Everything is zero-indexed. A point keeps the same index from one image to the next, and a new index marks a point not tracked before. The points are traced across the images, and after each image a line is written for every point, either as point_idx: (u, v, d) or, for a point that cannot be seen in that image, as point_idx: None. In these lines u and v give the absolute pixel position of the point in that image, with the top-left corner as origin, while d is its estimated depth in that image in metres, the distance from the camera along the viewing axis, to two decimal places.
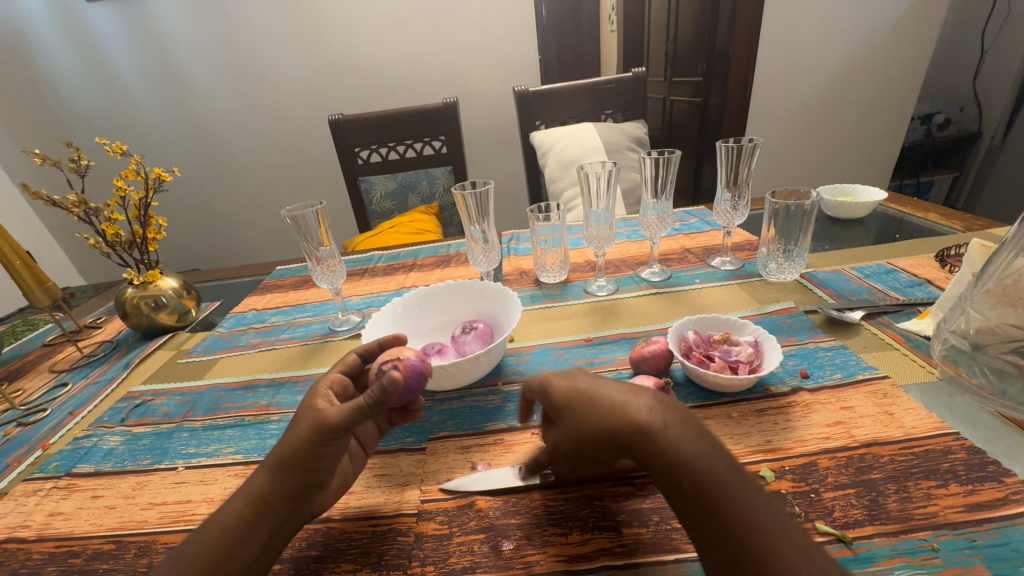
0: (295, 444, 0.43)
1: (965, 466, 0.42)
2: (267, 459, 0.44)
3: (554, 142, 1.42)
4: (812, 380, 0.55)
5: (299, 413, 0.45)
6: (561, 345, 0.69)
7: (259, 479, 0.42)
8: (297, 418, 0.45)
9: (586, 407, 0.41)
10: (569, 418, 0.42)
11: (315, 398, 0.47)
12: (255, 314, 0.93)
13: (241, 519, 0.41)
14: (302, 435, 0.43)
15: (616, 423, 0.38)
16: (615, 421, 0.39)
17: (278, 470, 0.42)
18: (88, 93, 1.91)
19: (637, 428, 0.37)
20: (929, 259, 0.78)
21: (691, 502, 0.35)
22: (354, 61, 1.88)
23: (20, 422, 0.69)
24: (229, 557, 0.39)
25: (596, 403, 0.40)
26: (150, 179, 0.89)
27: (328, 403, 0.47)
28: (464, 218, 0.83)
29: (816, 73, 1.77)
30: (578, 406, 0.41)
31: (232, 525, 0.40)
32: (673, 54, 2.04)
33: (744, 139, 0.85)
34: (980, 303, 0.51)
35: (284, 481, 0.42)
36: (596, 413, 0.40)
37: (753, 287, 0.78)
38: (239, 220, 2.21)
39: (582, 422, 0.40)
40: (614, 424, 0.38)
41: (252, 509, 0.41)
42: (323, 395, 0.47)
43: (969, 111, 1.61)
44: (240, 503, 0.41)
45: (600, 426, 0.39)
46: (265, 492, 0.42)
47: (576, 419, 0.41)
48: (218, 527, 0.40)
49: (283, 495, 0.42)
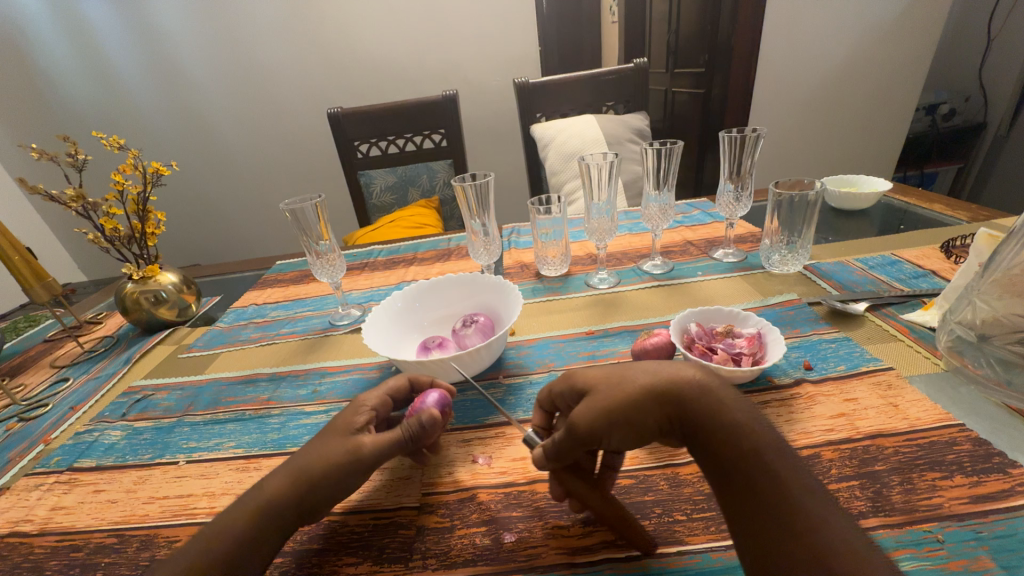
0: (327, 462, 0.42)
1: (971, 458, 0.42)
2: (294, 464, 0.43)
3: (555, 134, 1.40)
4: (816, 371, 0.54)
5: (335, 427, 0.45)
6: (563, 337, 0.69)
7: (280, 483, 0.42)
8: (336, 436, 0.44)
9: (631, 374, 0.40)
10: (606, 389, 0.39)
11: (354, 412, 0.46)
12: (256, 308, 0.93)
13: (252, 521, 0.40)
14: (340, 453, 0.43)
15: (664, 385, 0.38)
16: (662, 382, 0.38)
17: (300, 476, 0.42)
18: (84, 88, 1.89)
19: (688, 385, 0.37)
20: (934, 250, 0.77)
21: (743, 464, 0.34)
22: (353, 54, 1.86)
23: (22, 417, 0.70)
24: (237, 558, 0.38)
25: (640, 370, 0.40)
26: (148, 173, 0.88)
27: (369, 426, 0.46)
28: (464, 211, 0.82)
29: (819, 65, 1.75)
30: (626, 377, 0.39)
31: (244, 527, 0.39)
32: (675, 44, 2.02)
33: (747, 129, 0.84)
34: (986, 293, 0.50)
35: (303, 488, 0.41)
36: (637, 379, 0.39)
37: (755, 279, 0.77)
38: (239, 214, 2.20)
39: (627, 390, 0.38)
40: (661, 385, 0.38)
41: (264, 511, 0.40)
42: (363, 410, 0.47)
43: (974, 102, 1.65)
44: (254, 506, 0.41)
45: (657, 391, 0.38)
46: (280, 497, 0.41)
47: (617, 388, 0.39)
48: (226, 530, 0.39)
49: (297, 499, 0.41)
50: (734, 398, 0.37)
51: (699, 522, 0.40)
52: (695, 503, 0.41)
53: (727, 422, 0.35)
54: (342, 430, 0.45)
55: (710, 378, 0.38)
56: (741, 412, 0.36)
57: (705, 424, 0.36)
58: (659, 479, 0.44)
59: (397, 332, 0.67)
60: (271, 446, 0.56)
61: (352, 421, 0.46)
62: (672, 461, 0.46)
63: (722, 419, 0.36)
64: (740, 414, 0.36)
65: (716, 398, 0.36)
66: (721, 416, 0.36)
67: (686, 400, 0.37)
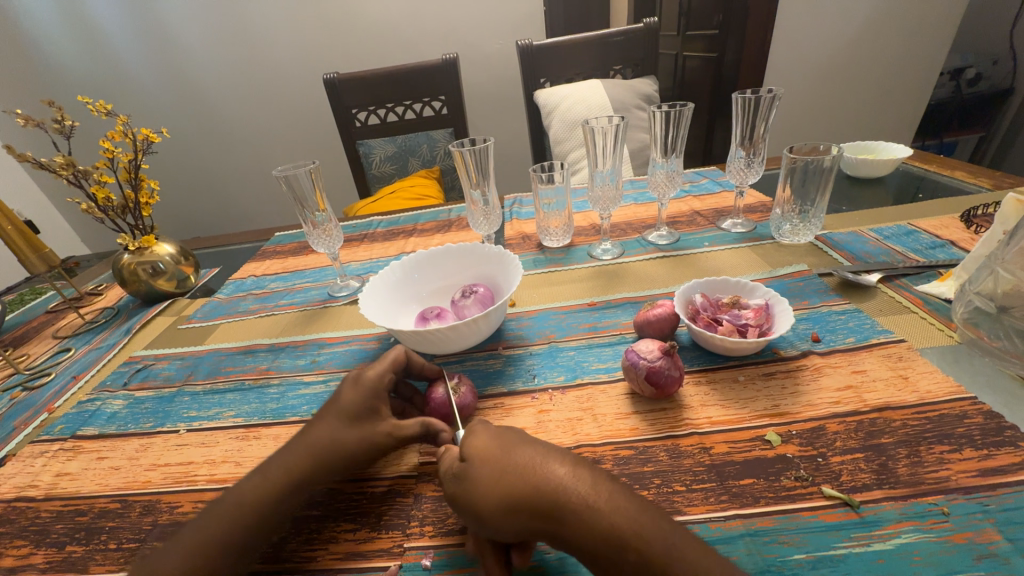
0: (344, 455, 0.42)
1: (981, 432, 0.40)
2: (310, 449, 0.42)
3: (559, 100, 1.34)
4: (824, 344, 0.53)
5: (350, 412, 0.44)
6: (564, 309, 0.67)
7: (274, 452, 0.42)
8: (351, 424, 0.43)
9: (508, 466, 0.34)
10: (482, 490, 0.34)
11: (367, 398, 0.44)
12: (255, 280, 0.91)
13: (261, 492, 0.40)
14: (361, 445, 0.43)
15: (539, 488, 0.33)
16: (537, 484, 0.33)
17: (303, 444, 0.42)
18: (71, 53, 1.83)
19: (559, 490, 0.33)
20: (954, 220, 0.74)
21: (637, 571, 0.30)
22: (348, 15, 1.77)
23: (25, 386, 0.70)
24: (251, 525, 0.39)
25: (518, 468, 0.34)
26: (139, 140, 0.85)
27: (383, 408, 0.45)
28: (463, 179, 0.79)
29: (836, 22, 1.66)
30: (503, 474, 0.34)
31: (257, 497, 0.40)
32: (686, 5, 1.87)
33: (762, 91, 0.79)
34: (1012, 262, 0.47)
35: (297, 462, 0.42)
36: (517, 474, 0.34)
37: (765, 249, 0.74)
38: (235, 186, 2.18)
39: (503, 495, 0.33)
40: (533, 489, 0.33)
41: (277, 481, 0.41)
42: (375, 395, 0.45)
43: (1001, 65, 1.42)
44: (265, 479, 0.41)
45: (534, 494, 0.33)
46: (282, 465, 0.41)
47: (493, 489, 0.33)
48: (238, 500, 0.40)
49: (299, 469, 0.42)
50: (611, 490, 0.33)
51: (699, 493, 0.39)
52: (695, 474, 0.41)
53: (605, 527, 0.31)
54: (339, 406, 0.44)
55: (582, 474, 0.34)
56: (618, 513, 0.32)
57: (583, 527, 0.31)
58: (659, 451, 0.43)
59: (396, 304, 0.66)
60: (271, 415, 0.56)
61: (364, 411, 0.44)
62: (672, 431, 0.45)
63: (597, 522, 0.31)
64: (615, 508, 0.32)
65: (587, 498, 0.32)
66: (599, 518, 0.31)
67: (560, 501, 0.32)
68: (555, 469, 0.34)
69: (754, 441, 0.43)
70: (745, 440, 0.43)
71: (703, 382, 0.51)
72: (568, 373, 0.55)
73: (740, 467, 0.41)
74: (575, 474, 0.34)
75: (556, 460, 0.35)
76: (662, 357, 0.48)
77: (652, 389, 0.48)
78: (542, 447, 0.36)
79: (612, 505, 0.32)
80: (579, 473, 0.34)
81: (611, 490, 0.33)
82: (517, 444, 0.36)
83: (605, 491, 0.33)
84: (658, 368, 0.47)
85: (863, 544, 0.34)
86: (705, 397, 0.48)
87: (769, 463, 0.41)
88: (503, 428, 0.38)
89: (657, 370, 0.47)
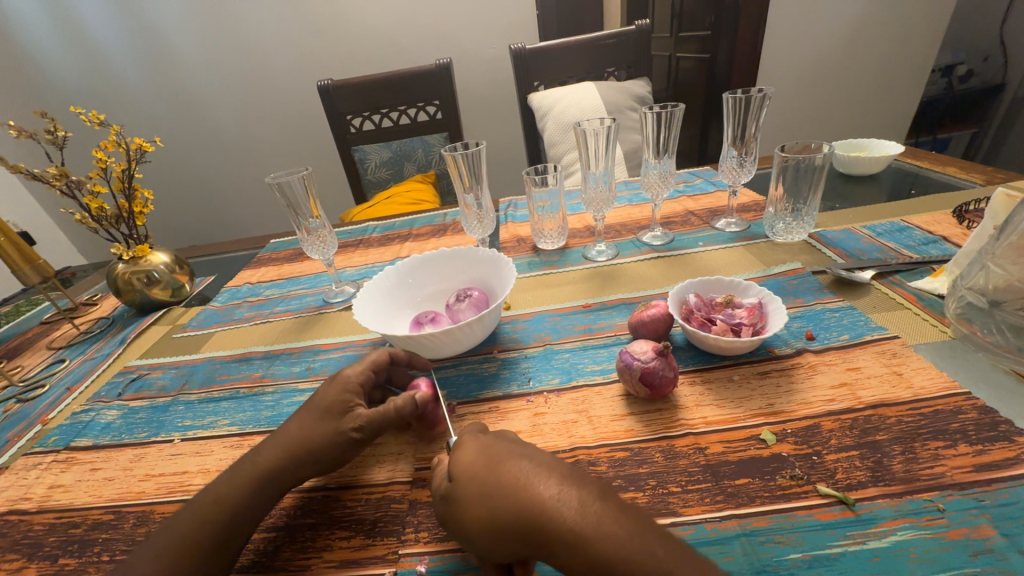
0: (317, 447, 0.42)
1: (975, 427, 0.40)
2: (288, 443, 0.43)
3: (553, 103, 1.35)
4: (818, 342, 0.53)
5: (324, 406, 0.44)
6: (559, 311, 0.67)
7: (269, 457, 0.42)
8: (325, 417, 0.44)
9: (491, 485, 0.34)
10: (467, 508, 0.34)
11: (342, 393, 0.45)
12: (250, 288, 0.91)
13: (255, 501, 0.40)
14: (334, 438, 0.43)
15: (520, 508, 0.32)
16: (518, 505, 0.32)
17: (299, 449, 0.42)
18: (66, 63, 1.83)
19: (542, 512, 0.31)
20: (946, 216, 0.74)
21: None
22: (342, 22, 1.77)
23: (19, 398, 0.70)
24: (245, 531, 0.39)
25: (501, 486, 0.33)
26: (132, 150, 0.85)
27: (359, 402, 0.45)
28: (456, 183, 0.79)
29: (827, 21, 1.67)
30: (485, 492, 0.34)
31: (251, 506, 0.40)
32: (678, 7, 1.88)
33: (753, 90, 0.80)
34: (1002, 258, 0.48)
35: (292, 467, 0.42)
36: (499, 492, 0.33)
37: (759, 248, 0.74)
38: (231, 193, 2.18)
39: (485, 515, 0.33)
40: (514, 510, 0.32)
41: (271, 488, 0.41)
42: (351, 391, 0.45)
43: (993, 61, 1.44)
44: (260, 487, 0.41)
45: (515, 516, 0.32)
46: (277, 472, 0.42)
47: (477, 509, 0.33)
48: (232, 509, 0.40)
49: (293, 475, 0.42)
50: (602, 510, 0.31)
51: (694, 494, 0.39)
52: (690, 475, 0.41)
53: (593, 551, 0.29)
54: (333, 414, 0.44)
55: (572, 492, 0.32)
56: (607, 536, 0.29)
57: (568, 551, 0.30)
58: (654, 452, 0.43)
59: (390, 309, 0.66)
60: (266, 423, 0.56)
61: (337, 406, 0.44)
62: (667, 432, 0.45)
63: (582, 548, 0.29)
64: (605, 530, 0.30)
65: (574, 519, 0.30)
66: (585, 541, 0.30)
67: (541, 519, 0.31)
68: (541, 486, 0.32)
69: (749, 441, 0.43)
70: (739, 440, 0.43)
71: (698, 382, 0.51)
72: (562, 375, 0.55)
73: (735, 467, 0.41)
74: (559, 491, 0.32)
75: (544, 477, 0.33)
76: (656, 358, 0.48)
77: (647, 390, 0.48)
78: (530, 462, 0.34)
79: (600, 527, 0.30)
80: (568, 489, 0.32)
81: (603, 510, 0.31)
82: (503, 460, 0.35)
83: (594, 510, 0.31)
84: (652, 369, 0.47)
85: (858, 542, 0.34)
86: (700, 397, 0.48)
87: (765, 462, 0.41)
88: (491, 440, 0.38)
89: (652, 371, 0.47)
